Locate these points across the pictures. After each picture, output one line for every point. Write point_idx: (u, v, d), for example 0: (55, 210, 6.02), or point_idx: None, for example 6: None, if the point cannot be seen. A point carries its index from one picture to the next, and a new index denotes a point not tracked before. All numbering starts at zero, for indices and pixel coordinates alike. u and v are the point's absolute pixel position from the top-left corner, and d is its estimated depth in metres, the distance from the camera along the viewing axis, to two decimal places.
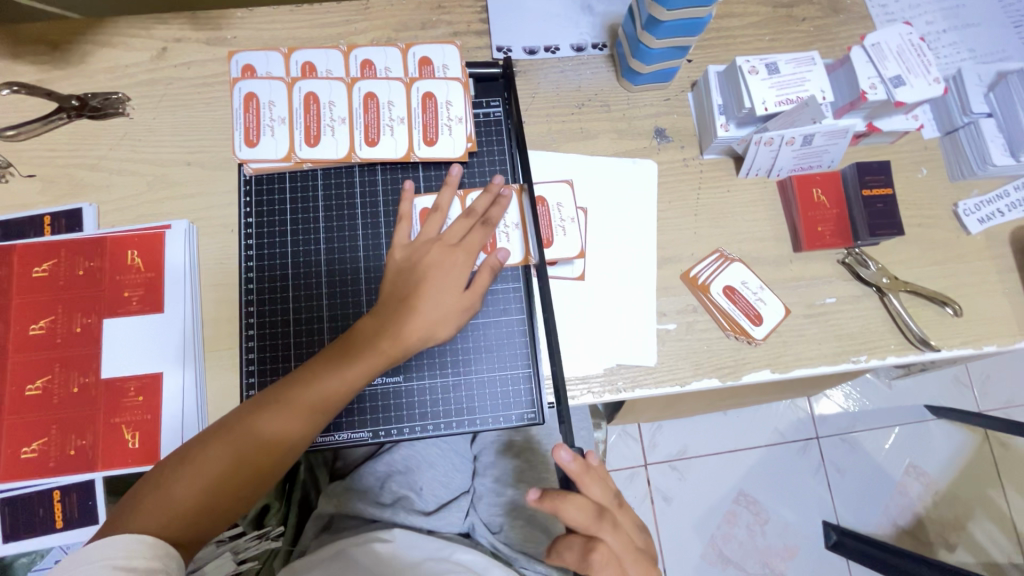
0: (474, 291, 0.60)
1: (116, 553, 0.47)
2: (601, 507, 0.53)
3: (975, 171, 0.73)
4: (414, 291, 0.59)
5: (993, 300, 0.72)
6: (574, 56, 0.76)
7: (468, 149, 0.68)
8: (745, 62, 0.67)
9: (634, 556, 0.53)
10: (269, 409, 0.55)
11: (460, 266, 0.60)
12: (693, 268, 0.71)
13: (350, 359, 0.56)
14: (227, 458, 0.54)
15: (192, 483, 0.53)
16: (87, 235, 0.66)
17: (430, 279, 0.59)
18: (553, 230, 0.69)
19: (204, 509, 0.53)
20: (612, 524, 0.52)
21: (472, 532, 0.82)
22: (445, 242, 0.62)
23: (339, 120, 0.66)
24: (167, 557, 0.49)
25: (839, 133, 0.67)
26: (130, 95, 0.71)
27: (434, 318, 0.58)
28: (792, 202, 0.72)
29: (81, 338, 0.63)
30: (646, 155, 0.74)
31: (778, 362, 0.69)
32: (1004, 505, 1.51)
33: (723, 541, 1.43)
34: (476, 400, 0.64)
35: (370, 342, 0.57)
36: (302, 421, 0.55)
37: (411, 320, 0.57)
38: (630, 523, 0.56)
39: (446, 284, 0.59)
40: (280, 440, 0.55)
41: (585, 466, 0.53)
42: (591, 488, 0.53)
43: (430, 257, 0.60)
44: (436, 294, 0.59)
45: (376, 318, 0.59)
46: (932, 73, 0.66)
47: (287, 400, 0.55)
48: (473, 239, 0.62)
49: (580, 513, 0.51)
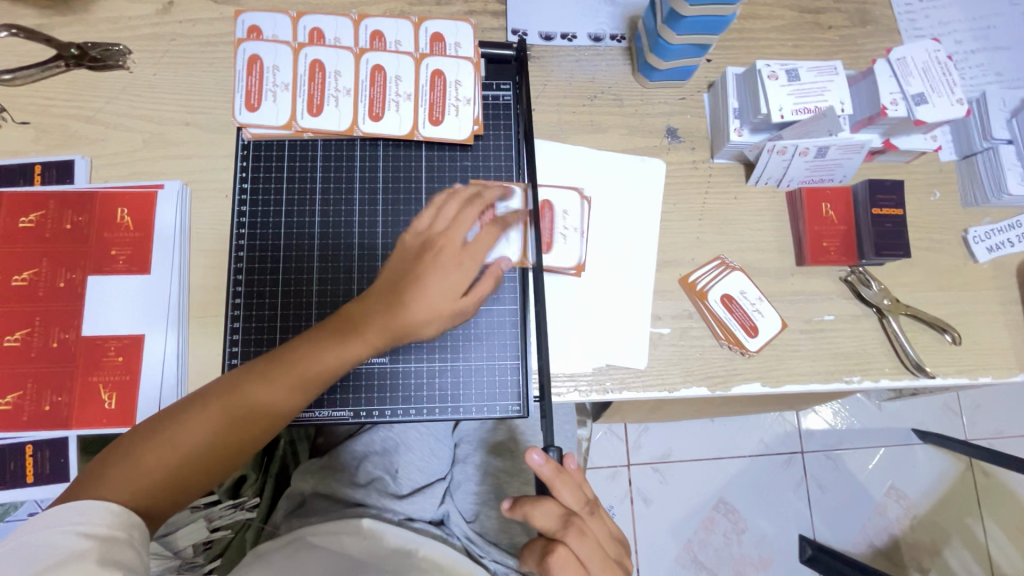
0: (473, 297, 0.58)
1: (78, 519, 0.47)
2: (569, 513, 0.50)
3: (989, 199, 0.72)
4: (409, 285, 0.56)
5: (994, 331, 0.71)
6: (591, 46, 0.74)
7: (474, 132, 0.66)
8: (765, 66, 0.65)
9: (600, 564, 0.49)
10: (249, 387, 0.54)
11: (464, 271, 0.58)
12: (692, 274, 0.70)
13: (334, 345, 0.55)
14: (201, 434, 0.53)
15: (163, 455, 0.52)
16: (78, 188, 0.64)
17: (432, 281, 0.56)
18: (554, 235, 0.68)
19: (174, 481, 0.52)
20: (580, 531, 0.49)
21: (447, 520, 0.81)
22: (450, 240, 0.58)
23: (344, 91, 0.64)
24: (132, 526, 0.49)
25: (854, 148, 0.65)
26: (132, 48, 0.69)
27: (424, 311, 0.56)
28: (799, 215, 0.70)
29: (64, 293, 0.62)
30: (655, 154, 0.72)
31: (770, 376, 0.68)
32: (980, 534, 1.52)
33: (698, 547, 1.44)
34: (462, 388, 0.63)
35: (355, 330, 0.55)
36: (282, 402, 0.55)
37: (404, 322, 0.55)
38: (600, 530, 0.52)
39: (445, 284, 0.56)
40: (257, 419, 0.54)
41: (559, 470, 0.49)
42: (564, 493, 0.49)
43: (435, 256, 0.57)
44: (435, 300, 0.56)
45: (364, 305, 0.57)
46: (955, 93, 0.64)
47: (268, 379, 0.54)
48: (479, 241, 0.59)
49: (546, 514, 0.49)
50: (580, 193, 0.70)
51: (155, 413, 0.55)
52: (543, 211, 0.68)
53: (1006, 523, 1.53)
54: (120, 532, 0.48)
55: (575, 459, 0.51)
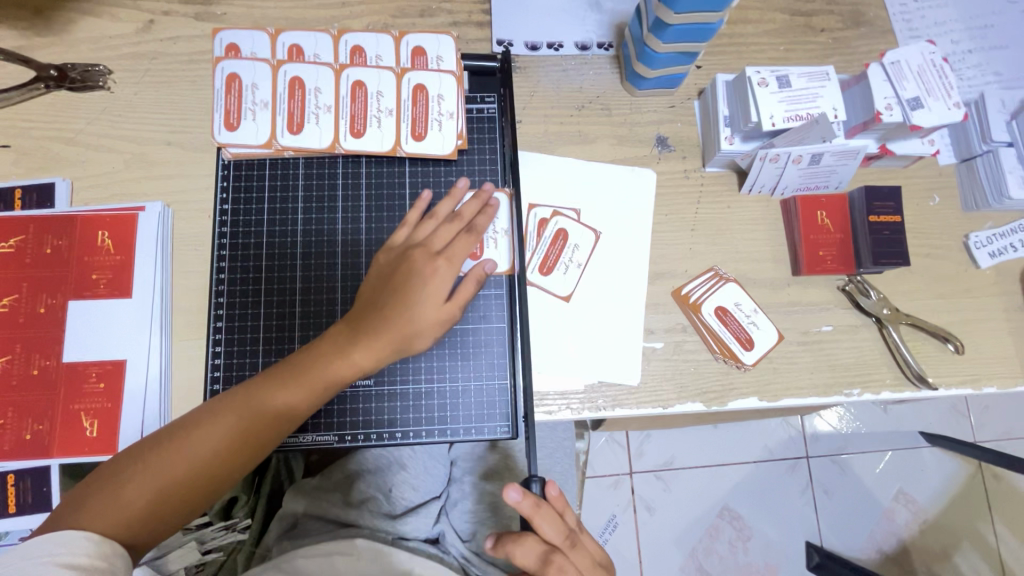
0: (457, 303, 0.57)
1: (60, 549, 0.46)
2: (549, 548, 0.47)
3: (990, 203, 0.70)
4: (388, 300, 0.55)
5: (998, 339, 0.69)
6: (578, 55, 0.73)
7: (458, 146, 0.65)
8: (755, 73, 0.63)
9: None
10: (230, 412, 0.53)
11: (443, 276, 0.56)
12: (685, 286, 0.68)
13: (317, 364, 0.54)
14: (181, 462, 0.51)
15: (142, 484, 0.50)
16: (58, 211, 0.64)
17: (410, 289, 0.55)
18: (556, 264, 0.67)
19: (155, 511, 0.51)
20: (561, 568, 0.47)
21: (442, 537, 0.79)
22: (428, 248, 0.58)
23: (325, 108, 0.63)
24: (113, 555, 0.48)
25: (850, 154, 0.64)
26: (112, 68, 0.69)
27: (404, 325, 0.54)
28: (795, 224, 0.69)
29: (45, 319, 0.61)
30: (645, 164, 0.71)
31: (767, 390, 0.66)
32: (992, 539, 1.49)
33: (703, 555, 1.42)
34: (449, 410, 0.61)
35: (336, 346, 0.54)
36: (264, 424, 0.53)
37: (386, 334, 0.54)
38: (585, 561, 0.49)
39: (426, 295, 0.55)
40: (241, 445, 0.53)
41: (538, 503, 0.47)
42: (544, 527, 0.47)
43: (412, 265, 0.56)
44: (415, 308, 0.55)
45: (345, 321, 0.56)
46: (952, 97, 0.63)
47: (249, 402, 0.53)
48: (457, 247, 0.58)
49: (526, 551, 0.47)
50: (596, 231, 0.69)
51: (135, 442, 0.54)
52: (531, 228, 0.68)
53: (1017, 527, 1.50)
54: (101, 561, 0.47)
55: (556, 490, 0.49)
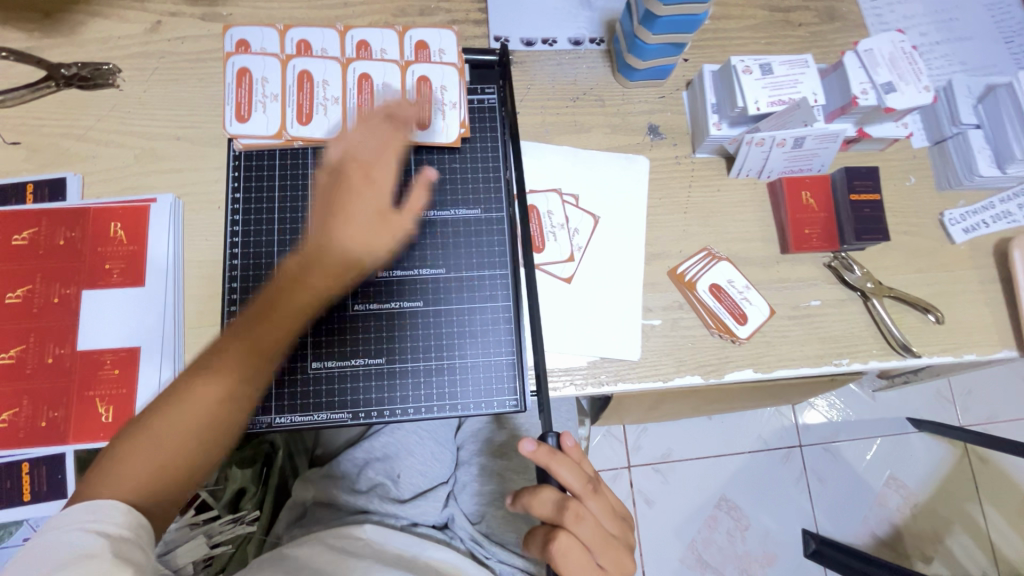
0: (410, 208, 0.56)
1: (96, 516, 0.45)
2: (566, 496, 0.47)
3: (961, 181, 0.74)
4: (329, 235, 0.54)
5: (975, 310, 0.73)
6: (570, 50, 0.76)
7: (461, 135, 0.68)
8: (739, 61, 0.67)
9: (603, 545, 0.47)
10: (213, 365, 0.51)
11: (391, 184, 0.56)
12: (680, 266, 0.71)
13: (280, 302, 0.53)
14: (180, 422, 0.50)
15: (141, 454, 0.48)
16: (70, 204, 0.65)
17: (348, 206, 0.54)
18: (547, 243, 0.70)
19: (163, 473, 0.49)
20: (578, 515, 0.46)
21: (451, 523, 0.80)
22: (366, 167, 0.56)
23: (332, 99, 0.66)
24: (140, 526, 0.46)
25: (830, 137, 0.67)
26: (121, 66, 0.71)
27: (338, 248, 0.53)
28: (781, 204, 0.72)
29: (59, 309, 0.62)
30: (639, 152, 0.74)
31: (761, 362, 0.69)
32: (981, 520, 1.53)
33: (703, 546, 1.44)
34: (459, 385, 0.63)
35: (304, 283, 0.53)
36: (245, 372, 0.52)
37: (347, 247, 0.54)
38: (606, 509, 0.49)
39: (371, 204, 0.55)
40: (230, 392, 0.52)
41: (553, 450, 0.48)
42: (564, 474, 0.47)
43: (348, 180, 0.55)
44: (354, 211, 0.54)
45: (297, 259, 0.55)
46: (922, 81, 0.67)
47: (218, 353, 0.52)
48: (390, 151, 0.57)
49: (543, 501, 0.47)
50: (595, 215, 0.72)
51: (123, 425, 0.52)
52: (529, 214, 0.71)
53: (1005, 508, 1.54)
54: (129, 531, 0.45)
55: (572, 438, 0.50)
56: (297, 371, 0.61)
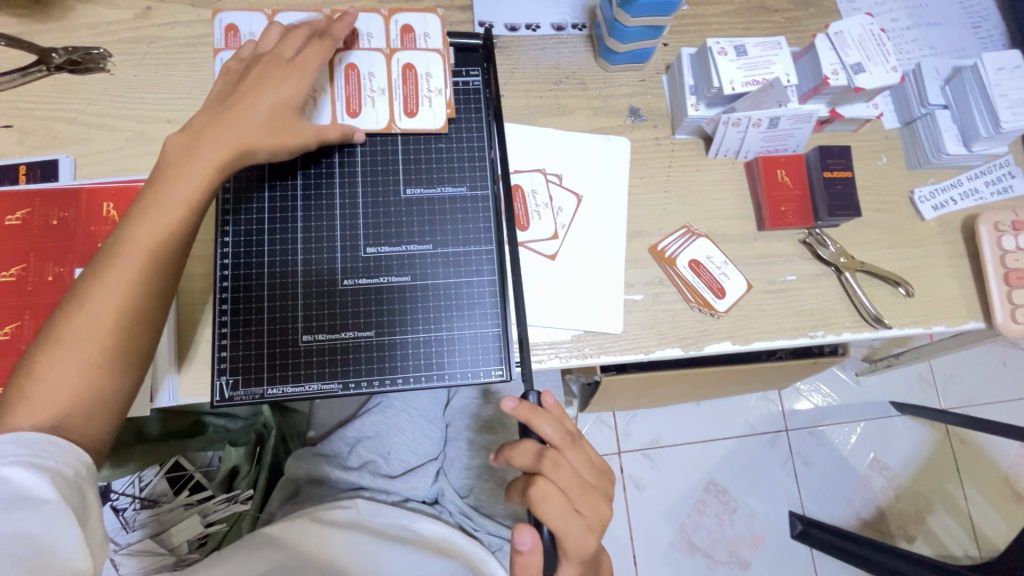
0: (294, 109, 0.60)
1: (26, 444, 0.47)
2: (545, 446, 0.49)
3: (930, 160, 0.77)
4: (198, 134, 0.57)
5: (944, 283, 0.76)
6: (553, 35, 0.78)
7: (448, 116, 0.70)
8: (715, 43, 0.70)
9: (581, 491, 0.49)
10: (110, 262, 0.53)
11: (290, 79, 0.60)
12: (661, 243, 0.73)
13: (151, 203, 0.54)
14: (92, 314, 0.51)
15: (58, 358, 0.50)
16: (63, 185, 0.66)
17: (260, 90, 0.59)
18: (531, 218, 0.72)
19: (85, 376, 0.51)
20: (556, 463, 0.48)
21: (440, 497, 0.83)
22: (278, 56, 0.61)
23: (318, 89, 0.67)
24: (80, 463, 0.49)
25: (804, 118, 0.70)
26: (112, 52, 0.72)
27: (204, 140, 0.57)
28: (758, 183, 0.75)
29: (52, 287, 0.63)
30: (620, 133, 0.77)
31: (739, 335, 0.72)
32: (961, 500, 1.56)
33: (692, 529, 1.46)
34: (447, 357, 0.65)
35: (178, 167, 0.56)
36: (150, 267, 0.53)
37: (219, 130, 0.57)
38: (584, 461, 0.51)
39: (273, 96, 0.59)
40: (132, 293, 0.53)
41: (533, 406, 0.50)
42: (542, 426, 0.50)
43: (264, 69, 0.60)
44: (263, 94, 0.59)
45: (188, 139, 0.57)
46: (890, 61, 0.70)
47: (118, 256, 0.53)
48: (309, 53, 0.62)
49: (523, 452, 0.49)
50: (578, 194, 0.74)
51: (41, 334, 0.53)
52: (513, 193, 0.72)
53: (985, 487, 1.58)
54: (69, 470, 0.48)
55: (553, 396, 0.53)
56: (288, 343, 0.63)
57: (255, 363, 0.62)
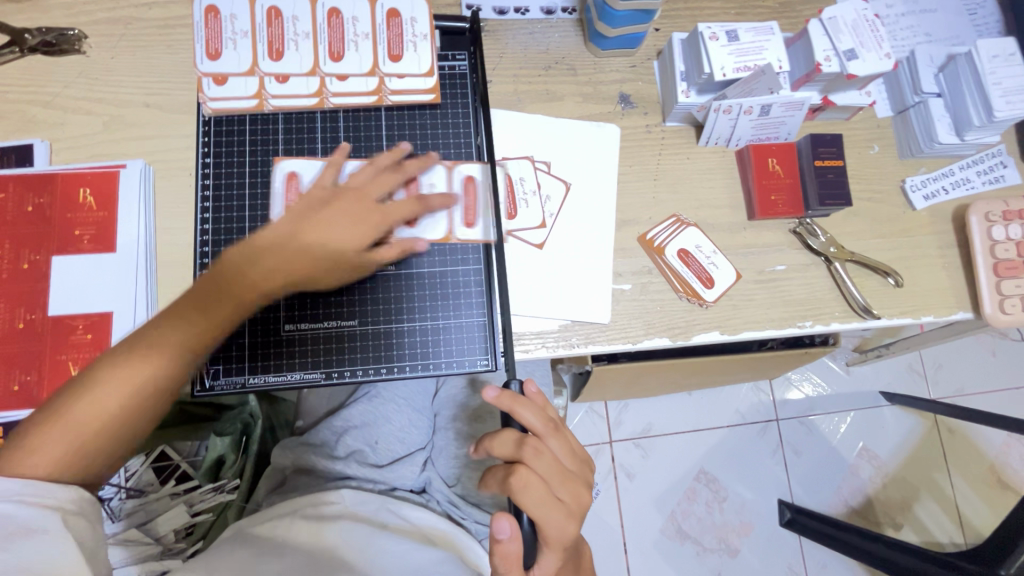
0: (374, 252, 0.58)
1: (26, 490, 0.47)
2: (525, 434, 0.49)
3: (922, 149, 0.76)
4: (271, 243, 0.55)
5: (934, 274, 0.76)
6: (543, 19, 0.77)
7: (434, 65, 0.67)
8: (706, 28, 0.69)
9: (561, 479, 0.49)
10: (161, 337, 0.52)
11: (369, 225, 0.57)
12: (650, 232, 0.73)
13: (212, 305, 0.53)
14: (129, 388, 0.51)
15: (77, 421, 0.50)
16: (38, 170, 0.65)
17: (338, 218, 0.56)
18: (517, 204, 0.71)
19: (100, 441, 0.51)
20: (536, 450, 0.49)
21: (429, 487, 0.83)
22: (362, 197, 0.58)
23: (303, 34, 0.66)
24: (82, 497, 0.49)
25: (796, 105, 0.69)
26: (87, 32, 0.70)
27: (276, 248, 0.55)
28: (748, 171, 0.74)
29: (28, 275, 0.62)
30: (610, 120, 0.75)
31: (727, 324, 0.71)
32: (948, 488, 1.58)
33: (682, 517, 1.48)
34: (432, 346, 0.64)
35: (243, 284, 0.54)
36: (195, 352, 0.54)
37: (294, 254, 0.55)
38: (565, 449, 0.51)
39: (346, 235, 0.56)
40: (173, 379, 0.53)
41: (514, 395, 0.50)
42: (524, 415, 0.50)
43: (344, 203, 0.57)
44: (339, 233, 0.56)
45: (257, 249, 0.55)
46: (883, 48, 0.69)
47: (167, 342, 0.52)
48: (397, 208, 0.59)
49: (503, 441, 0.49)
50: (567, 182, 0.73)
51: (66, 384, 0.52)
52: (501, 181, 0.71)
53: (971, 476, 1.60)
54: (72, 504, 0.48)
55: (535, 385, 0.53)
56: (271, 332, 0.62)
57: (238, 352, 0.62)
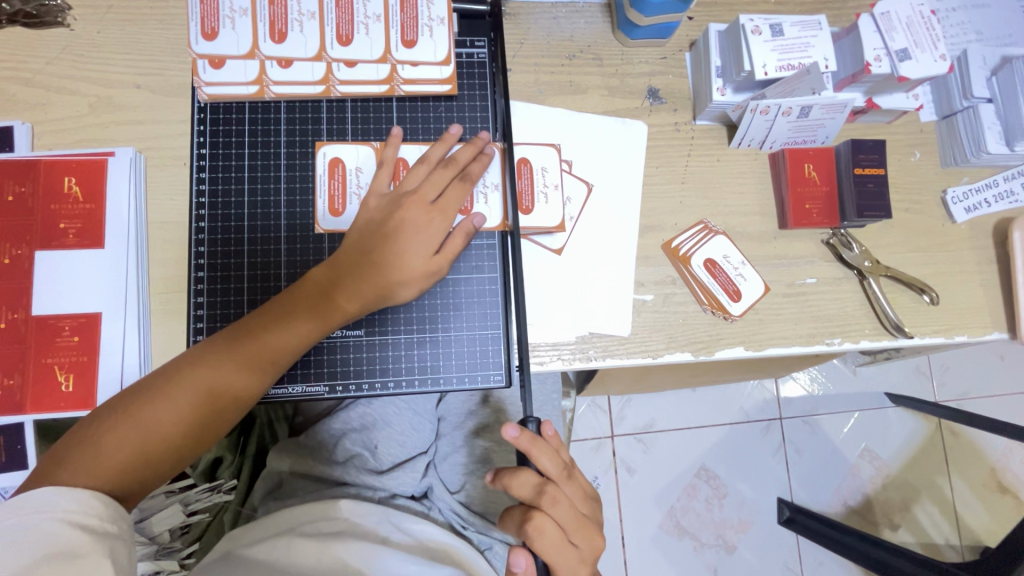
0: (445, 255, 0.57)
1: (72, 507, 0.46)
2: (544, 481, 0.48)
3: (968, 158, 0.71)
4: (344, 265, 0.55)
5: (970, 291, 0.72)
6: (568, 3, 0.71)
7: (450, 52, 0.62)
8: (748, 20, 0.63)
9: (577, 526, 0.49)
10: (222, 355, 0.52)
11: (434, 227, 0.56)
12: (675, 239, 0.68)
13: (279, 328, 0.53)
14: (180, 403, 0.51)
15: (127, 429, 0.50)
16: (19, 156, 0.60)
17: (406, 228, 0.55)
18: (536, 198, 0.65)
19: (141, 455, 0.50)
20: (554, 499, 0.47)
21: (429, 492, 0.79)
22: (421, 198, 0.56)
23: (308, 14, 0.60)
24: (121, 519, 0.48)
25: (837, 107, 0.64)
26: (71, 3, 0.64)
27: (345, 264, 0.55)
28: (782, 176, 0.69)
29: (11, 270, 0.58)
30: (637, 116, 0.70)
31: (752, 340, 0.68)
32: (948, 491, 1.58)
33: (681, 513, 1.47)
34: (441, 359, 0.60)
35: (321, 303, 0.54)
36: (250, 374, 0.53)
37: (364, 273, 0.54)
38: (579, 493, 0.50)
39: (417, 244, 0.55)
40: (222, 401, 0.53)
41: (536, 438, 0.47)
42: (542, 461, 0.47)
43: (405, 213, 0.56)
44: (407, 245, 0.55)
45: (329, 270, 0.55)
46: (938, 49, 0.64)
47: (225, 360, 0.52)
48: (450, 197, 0.57)
49: (523, 484, 0.47)
50: (589, 183, 0.68)
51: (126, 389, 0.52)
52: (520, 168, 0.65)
53: (971, 480, 1.59)
54: (112, 526, 0.47)
55: (553, 426, 0.49)
56: None
57: None
